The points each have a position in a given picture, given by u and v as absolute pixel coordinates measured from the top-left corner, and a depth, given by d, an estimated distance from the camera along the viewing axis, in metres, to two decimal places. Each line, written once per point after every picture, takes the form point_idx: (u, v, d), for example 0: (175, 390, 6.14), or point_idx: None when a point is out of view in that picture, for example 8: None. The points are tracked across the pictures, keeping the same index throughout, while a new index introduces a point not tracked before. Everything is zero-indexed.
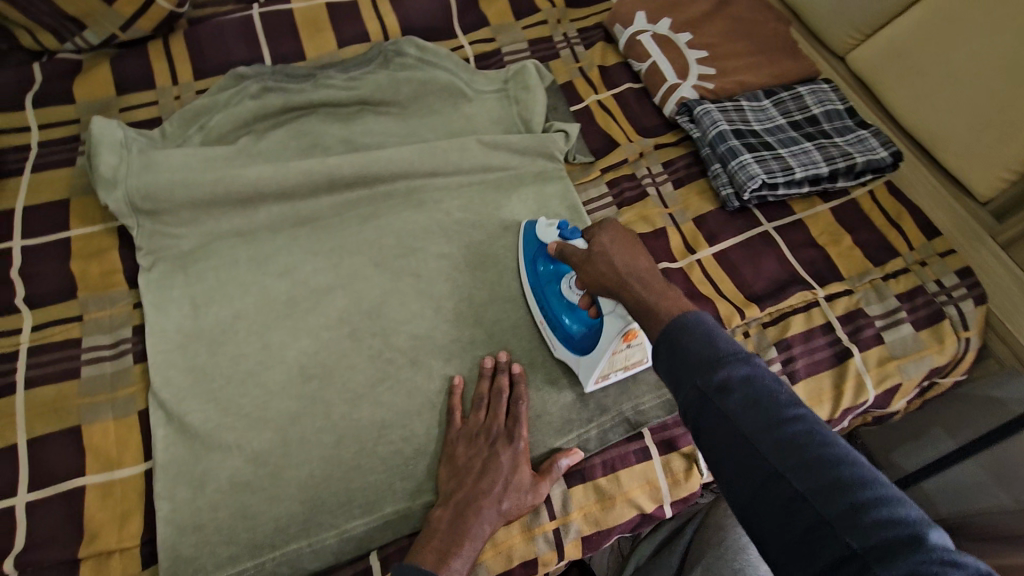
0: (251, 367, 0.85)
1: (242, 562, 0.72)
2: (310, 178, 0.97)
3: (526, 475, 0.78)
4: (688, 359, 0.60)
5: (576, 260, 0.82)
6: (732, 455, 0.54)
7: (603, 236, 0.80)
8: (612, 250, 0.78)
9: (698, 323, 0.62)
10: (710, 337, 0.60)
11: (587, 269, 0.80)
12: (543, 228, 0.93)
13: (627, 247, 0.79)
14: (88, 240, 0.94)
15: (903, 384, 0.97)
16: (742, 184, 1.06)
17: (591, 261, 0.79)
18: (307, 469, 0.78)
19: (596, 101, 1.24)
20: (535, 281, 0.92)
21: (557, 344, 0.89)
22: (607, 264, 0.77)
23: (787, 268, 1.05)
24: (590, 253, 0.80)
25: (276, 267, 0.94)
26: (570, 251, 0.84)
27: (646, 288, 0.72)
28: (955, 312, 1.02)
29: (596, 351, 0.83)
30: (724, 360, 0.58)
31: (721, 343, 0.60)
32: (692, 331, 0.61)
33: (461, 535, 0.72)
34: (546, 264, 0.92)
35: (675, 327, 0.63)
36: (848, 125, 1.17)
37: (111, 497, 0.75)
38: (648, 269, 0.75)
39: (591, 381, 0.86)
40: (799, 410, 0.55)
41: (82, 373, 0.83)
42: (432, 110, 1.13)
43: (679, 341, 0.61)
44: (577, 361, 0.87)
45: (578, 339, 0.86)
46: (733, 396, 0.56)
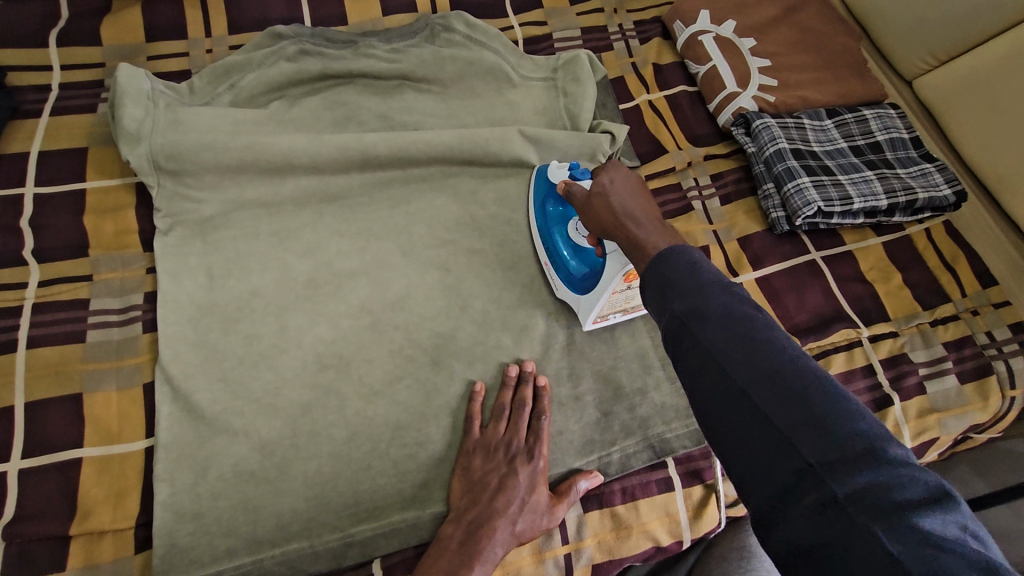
0: (265, 350, 0.80)
1: (241, 558, 0.69)
2: (342, 154, 0.92)
3: (543, 496, 0.74)
4: (669, 290, 0.52)
5: (579, 202, 0.77)
6: (706, 385, 0.49)
7: (602, 175, 0.73)
8: (611, 189, 0.71)
9: (681, 250, 0.54)
10: (692, 264, 0.53)
11: (588, 213, 0.74)
12: (554, 169, 0.90)
13: (629, 186, 0.71)
14: (104, 194, 0.89)
15: (940, 439, 0.92)
16: (796, 210, 1.00)
17: (590, 203, 0.74)
18: (315, 465, 0.74)
19: (648, 101, 1.17)
20: (543, 221, 0.91)
21: (559, 285, 0.89)
22: (603, 206, 0.71)
23: (832, 302, 0.99)
24: (590, 195, 0.74)
25: (299, 245, 0.89)
26: (574, 193, 0.78)
27: (640, 230, 0.65)
28: (1004, 368, 0.96)
29: (596, 292, 0.82)
30: (705, 288, 0.51)
31: (704, 271, 0.52)
32: (673, 261, 0.54)
33: (472, 556, 0.68)
34: (555, 205, 0.90)
35: (657, 259, 0.55)
36: (912, 157, 1.10)
37: (109, 473, 0.72)
38: (648, 209, 0.68)
39: (589, 320, 0.86)
40: (773, 329, 0.48)
41: (87, 337, 0.79)
42: (475, 93, 1.07)
43: (659, 272, 0.54)
44: (578, 302, 0.86)
45: (580, 280, 0.86)
46: (714, 327, 0.49)
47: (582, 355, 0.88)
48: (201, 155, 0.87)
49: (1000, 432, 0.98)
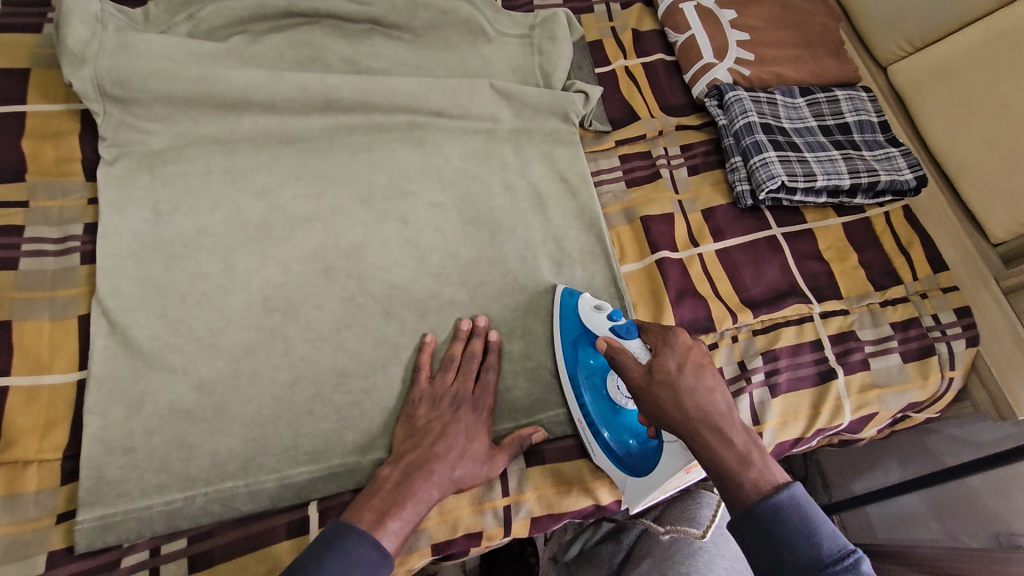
0: (210, 289, 0.78)
1: (172, 493, 0.68)
2: (303, 95, 0.88)
3: (484, 444, 0.74)
4: (785, 555, 0.56)
5: (636, 379, 0.70)
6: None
7: (670, 360, 0.68)
8: (682, 382, 0.66)
9: (799, 510, 0.57)
10: (811, 532, 0.56)
11: (648, 400, 0.68)
12: (590, 314, 0.81)
13: (700, 376, 0.67)
14: (46, 119, 0.85)
15: (879, 414, 0.94)
16: (760, 183, 1.00)
17: (653, 392, 0.67)
18: (255, 406, 0.73)
19: (624, 67, 1.15)
20: (575, 374, 0.82)
21: (599, 454, 0.79)
22: (674, 401, 0.66)
23: (788, 277, 1.01)
24: (651, 380, 0.68)
25: (251, 186, 0.86)
26: (627, 364, 0.71)
27: (727, 447, 0.63)
28: (946, 350, 0.99)
29: (653, 475, 0.74)
30: (828, 566, 0.54)
31: (825, 544, 0.56)
32: (790, 523, 0.57)
33: (405, 497, 0.67)
34: (591, 357, 0.81)
35: (769, 510, 0.58)
36: (878, 140, 1.11)
37: (36, 403, 0.69)
38: (726, 413, 0.65)
39: (638, 506, 0.77)
40: None
41: (20, 265, 0.76)
42: (448, 44, 1.03)
43: (775, 530, 0.57)
44: (625, 480, 0.77)
45: (630, 456, 0.77)
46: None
47: (537, 316, 0.87)
48: (152, 84, 0.83)
49: (936, 412, 1.02)
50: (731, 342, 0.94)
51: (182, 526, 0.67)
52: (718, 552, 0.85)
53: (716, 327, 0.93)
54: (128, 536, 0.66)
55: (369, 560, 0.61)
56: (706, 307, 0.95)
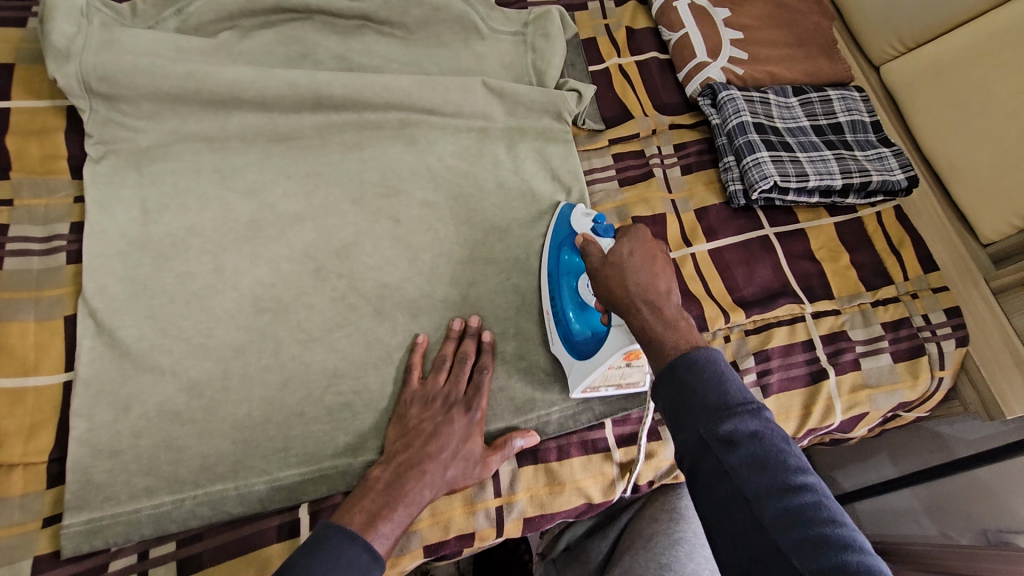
0: (199, 289, 0.77)
1: (159, 496, 0.67)
2: (294, 92, 0.87)
3: (476, 446, 0.74)
4: (692, 397, 0.55)
5: (592, 264, 0.72)
6: (715, 495, 0.51)
7: (623, 244, 0.70)
8: (630, 263, 0.68)
9: (711, 362, 0.57)
10: (721, 380, 0.55)
11: (597, 281, 0.70)
12: (579, 218, 0.85)
13: (649, 259, 0.68)
14: (30, 115, 0.83)
15: (869, 414, 0.95)
16: (753, 183, 1.00)
17: (605, 270, 0.69)
18: (246, 407, 0.73)
19: (618, 65, 1.15)
20: (553, 270, 0.85)
21: (556, 341, 0.83)
22: (620, 280, 0.68)
23: (780, 277, 1.01)
24: (606, 262, 0.70)
25: (242, 184, 0.85)
26: (588, 251, 0.74)
27: (659, 319, 0.63)
28: (936, 350, 1.00)
29: (594, 359, 0.76)
30: (732, 408, 0.53)
31: (731, 389, 0.55)
32: (701, 372, 0.56)
33: (396, 499, 0.67)
34: (569, 254, 0.84)
35: (686, 361, 0.57)
36: (871, 140, 1.11)
37: (21, 405, 0.68)
38: (666, 294, 0.66)
39: (577, 388, 0.80)
40: (806, 478, 0.50)
41: (5, 264, 0.75)
42: (440, 41, 1.02)
43: (687, 378, 0.56)
44: (572, 364, 0.80)
45: (580, 344, 0.79)
46: (733, 446, 0.51)
47: (530, 316, 0.87)
48: (138, 80, 0.82)
49: (926, 412, 1.03)
50: (723, 342, 0.95)
51: (171, 529, 0.66)
52: (700, 541, 0.86)
53: (708, 326, 0.94)
54: (116, 540, 0.65)
55: (358, 563, 0.60)
56: (699, 307, 0.95)
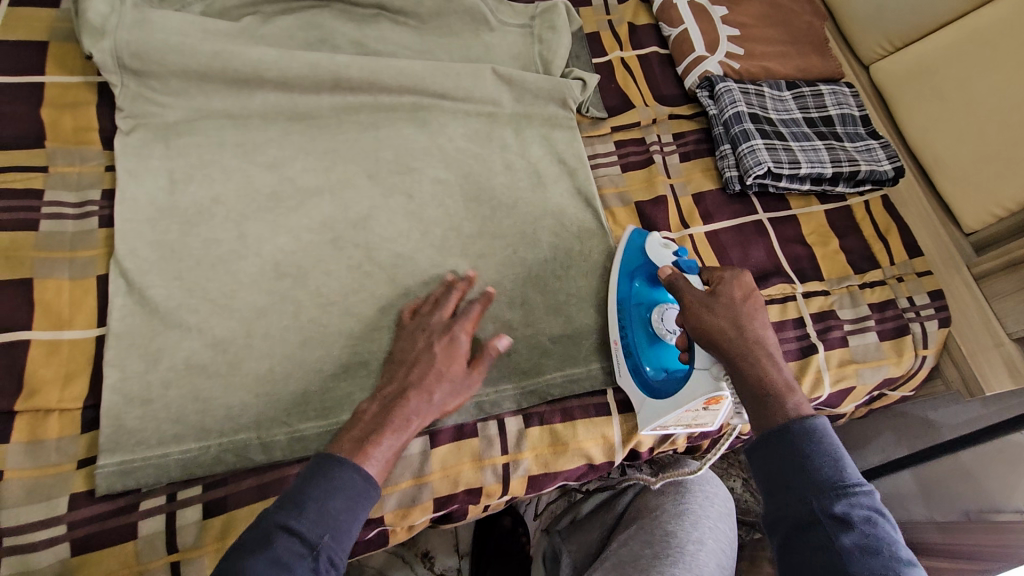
0: (224, 253, 0.81)
1: (187, 443, 0.71)
2: (314, 72, 0.92)
3: (457, 367, 0.77)
4: (813, 470, 0.62)
5: (695, 298, 0.79)
6: (818, 562, 0.58)
7: (733, 289, 0.79)
8: (739, 307, 0.77)
9: (829, 439, 0.64)
10: (838, 460, 0.63)
11: (702, 315, 0.77)
12: (658, 249, 0.87)
13: (753, 305, 0.79)
14: (64, 89, 0.88)
15: (856, 388, 1.00)
16: (748, 169, 1.05)
17: (715, 309, 0.77)
18: (267, 364, 0.77)
19: (621, 58, 1.20)
20: (625, 301, 0.89)
21: (624, 373, 0.86)
22: (730, 321, 0.76)
23: (773, 258, 1.06)
24: (715, 300, 0.78)
25: (263, 158, 0.89)
26: (686, 287, 0.80)
27: (770, 364, 0.74)
28: (919, 330, 1.05)
29: (673, 400, 0.80)
30: (848, 487, 0.61)
31: (848, 471, 0.62)
32: (823, 449, 0.64)
33: (382, 425, 0.70)
34: (644, 286, 0.89)
35: (804, 430, 0.65)
36: (859, 133, 1.17)
37: (57, 355, 0.73)
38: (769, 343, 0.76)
39: (648, 427, 0.84)
40: (910, 570, 0.57)
41: (40, 227, 0.79)
42: (452, 30, 1.07)
43: (808, 450, 0.64)
44: (643, 402, 0.84)
45: (654, 382, 0.83)
46: (847, 526, 0.58)
47: (536, 288, 0.91)
48: (168, 57, 0.86)
49: (910, 391, 1.08)
50: None
51: (198, 473, 0.71)
52: (705, 512, 0.89)
53: None
54: (146, 480, 0.69)
55: (352, 483, 0.63)
56: None
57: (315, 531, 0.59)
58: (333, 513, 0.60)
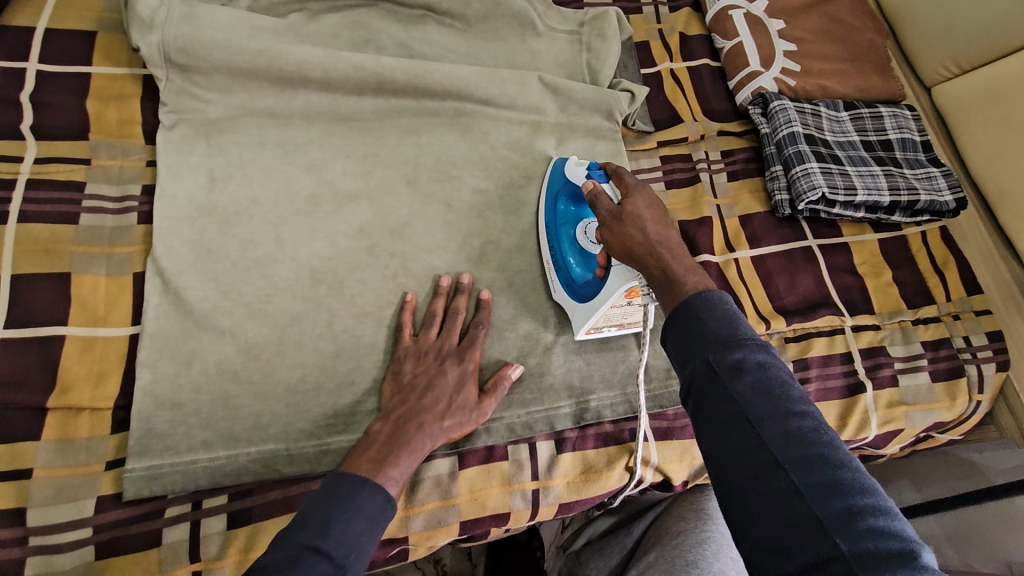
0: (260, 257, 0.80)
1: (215, 450, 0.70)
2: (358, 74, 0.90)
3: (471, 396, 0.75)
4: (704, 330, 0.54)
5: (604, 213, 0.72)
6: (720, 425, 0.50)
7: (637, 199, 0.71)
8: (646, 214, 0.69)
9: (722, 298, 0.56)
10: (732, 316, 0.54)
11: (612, 229, 0.70)
12: (573, 166, 0.86)
13: (663, 215, 0.71)
14: (110, 81, 0.87)
15: (905, 431, 0.95)
16: (801, 193, 1.00)
17: (621, 220, 0.69)
18: (299, 372, 0.76)
19: (670, 69, 1.16)
20: (553, 219, 0.88)
21: (558, 287, 0.86)
22: (638, 229, 0.68)
23: (822, 288, 1.01)
24: (622, 211, 0.70)
25: (303, 160, 0.87)
26: (599, 200, 0.73)
27: (680, 266, 0.63)
28: (975, 372, 0.99)
29: (597, 300, 0.79)
30: (740, 339, 0.52)
31: (741, 324, 0.54)
32: (713, 307, 0.55)
33: (399, 448, 0.68)
34: (567, 204, 0.87)
35: (695, 298, 0.57)
36: (920, 160, 1.11)
37: (91, 353, 0.72)
38: (681, 245, 0.67)
39: (580, 330, 0.83)
40: (813, 410, 0.49)
41: (80, 220, 0.78)
42: (498, 34, 1.04)
43: (698, 313, 0.55)
44: (574, 308, 0.83)
45: (581, 288, 0.82)
46: (742, 376, 0.50)
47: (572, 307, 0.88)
48: (214, 53, 0.85)
49: (961, 435, 1.02)
50: None
51: (224, 483, 0.70)
52: (725, 542, 0.86)
53: None
54: (173, 487, 0.68)
55: (374, 504, 0.60)
56: (741, 310, 0.95)
57: (340, 551, 0.56)
58: (355, 532, 0.58)
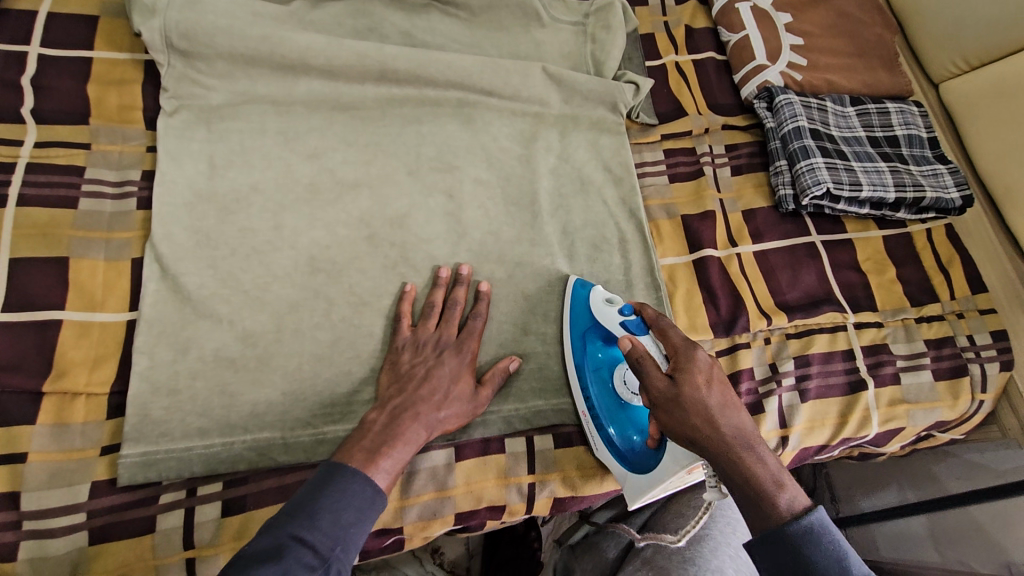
0: (259, 244, 0.80)
1: (211, 437, 0.70)
2: (361, 62, 0.89)
3: (466, 387, 0.75)
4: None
5: (658, 392, 0.64)
6: None
7: (696, 375, 0.64)
8: (710, 396, 0.62)
9: (825, 532, 0.55)
10: (842, 558, 0.54)
11: (671, 412, 0.63)
12: (600, 307, 0.79)
13: (725, 389, 0.64)
14: (111, 66, 0.87)
15: (905, 429, 0.94)
16: (805, 188, 0.99)
17: (681, 406, 0.62)
18: (296, 361, 0.75)
19: (675, 62, 1.15)
20: (583, 365, 0.81)
21: (601, 447, 0.78)
22: (705, 419, 0.61)
23: (825, 284, 1.00)
24: (679, 394, 0.63)
25: (304, 148, 0.87)
26: (649, 373, 0.65)
27: (763, 468, 0.59)
28: (978, 371, 0.98)
29: (651, 471, 0.72)
30: None
31: (853, 568, 0.54)
32: (820, 544, 0.55)
33: (394, 437, 0.67)
34: (600, 350, 0.80)
35: (800, 533, 0.55)
36: (926, 156, 1.10)
37: (88, 338, 0.72)
38: (753, 431, 0.62)
39: (636, 504, 0.74)
40: None
41: (79, 205, 0.78)
42: (503, 25, 1.03)
43: (805, 553, 0.54)
44: (625, 477, 0.75)
45: (634, 453, 0.75)
46: None
47: None
48: (216, 39, 0.84)
49: (962, 434, 1.01)
50: (763, 344, 0.94)
51: (220, 470, 0.70)
52: (725, 540, 0.84)
53: (750, 328, 0.94)
54: (168, 473, 0.68)
55: (362, 495, 0.60)
56: (742, 306, 0.95)
57: (325, 543, 0.55)
58: (344, 523, 0.57)
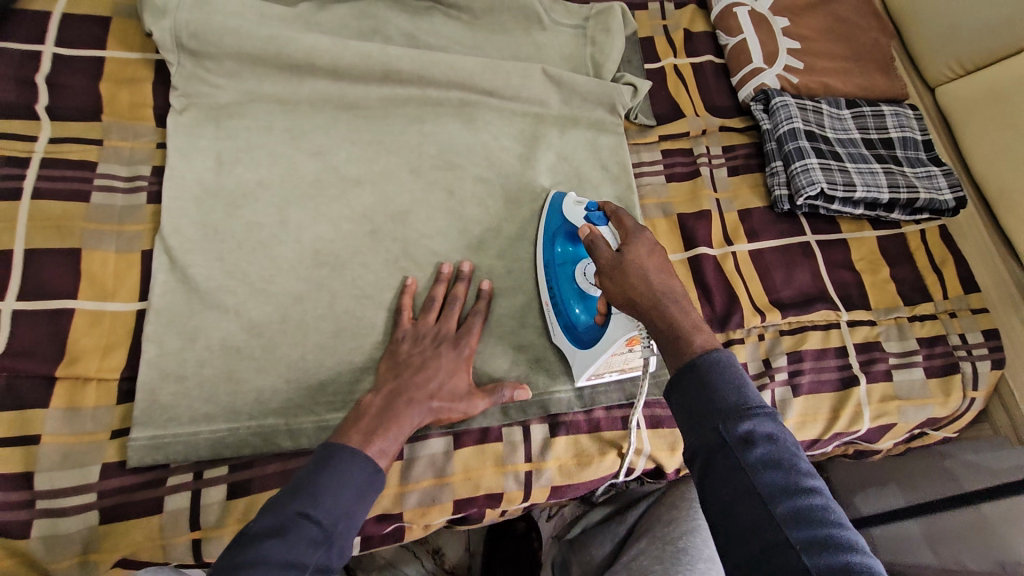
0: (265, 238, 0.82)
1: (217, 423, 0.73)
2: (366, 62, 0.92)
3: (462, 381, 0.77)
4: (712, 398, 0.54)
5: (603, 262, 0.70)
6: (731, 493, 0.50)
7: (637, 247, 0.69)
8: (647, 264, 0.67)
9: (729, 366, 0.56)
10: (739, 384, 0.55)
11: (614, 278, 0.68)
12: (571, 207, 0.84)
13: (664, 261, 0.68)
14: (124, 65, 0.89)
15: (897, 425, 0.95)
16: (799, 188, 1.01)
17: (621, 270, 0.67)
18: (300, 351, 0.77)
19: (674, 65, 1.17)
20: (551, 260, 0.86)
21: (557, 330, 0.84)
22: (639, 280, 0.66)
23: (819, 283, 1.02)
24: (621, 260, 0.68)
25: (309, 146, 0.89)
26: (598, 249, 0.71)
27: (686, 318, 0.62)
28: (970, 369, 0.99)
29: (596, 347, 0.78)
30: (749, 409, 0.53)
31: (750, 392, 0.54)
32: (721, 372, 0.56)
33: (390, 421, 0.69)
34: (566, 245, 0.85)
35: (706, 362, 0.57)
36: (920, 158, 1.12)
37: (99, 326, 0.75)
38: (684, 295, 0.66)
39: (582, 377, 0.81)
40: (817, 485, 0.50)
41: (91, 198, 0.81)
42: (504, 27, 1.06)
43: (706, 378, 0.56)
44: (574, 353, 0.82)
45: (582, 332, 0.80)
46: (752, 446, 0.51)
47: None
48: (225, 39, 0.87)
49: (955, 432, 1.02)
50: (757, 339, 0.96)
51: (224, 454, 0.72)
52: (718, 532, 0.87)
53: (744, 323, 0.95)
54: (175, 457, 0.70)
55: (362, 476, 0.61)
56: (736, 299, 0.97)
57: (329, 521, 0.57)
58: (345, 502, 0.59)
